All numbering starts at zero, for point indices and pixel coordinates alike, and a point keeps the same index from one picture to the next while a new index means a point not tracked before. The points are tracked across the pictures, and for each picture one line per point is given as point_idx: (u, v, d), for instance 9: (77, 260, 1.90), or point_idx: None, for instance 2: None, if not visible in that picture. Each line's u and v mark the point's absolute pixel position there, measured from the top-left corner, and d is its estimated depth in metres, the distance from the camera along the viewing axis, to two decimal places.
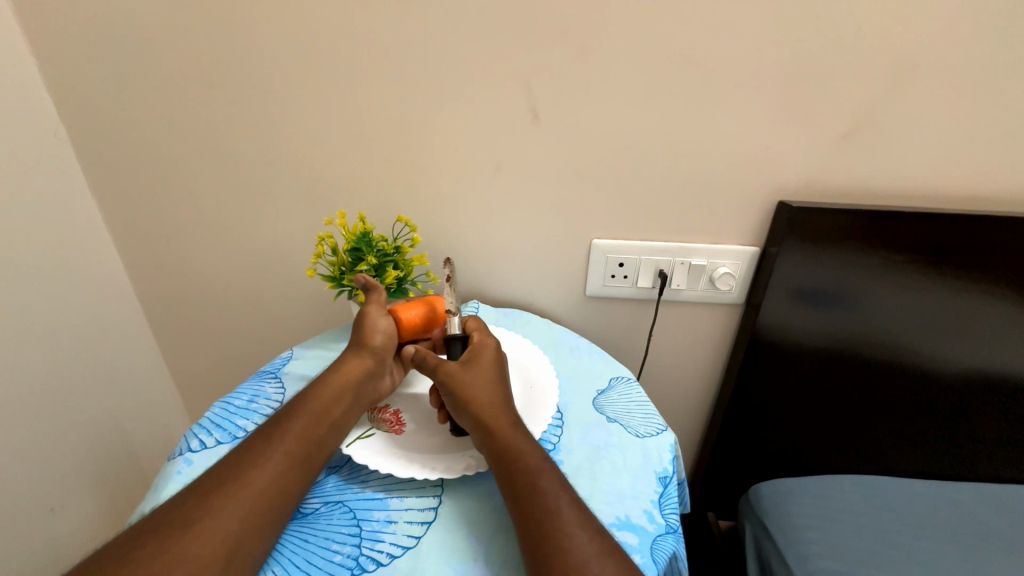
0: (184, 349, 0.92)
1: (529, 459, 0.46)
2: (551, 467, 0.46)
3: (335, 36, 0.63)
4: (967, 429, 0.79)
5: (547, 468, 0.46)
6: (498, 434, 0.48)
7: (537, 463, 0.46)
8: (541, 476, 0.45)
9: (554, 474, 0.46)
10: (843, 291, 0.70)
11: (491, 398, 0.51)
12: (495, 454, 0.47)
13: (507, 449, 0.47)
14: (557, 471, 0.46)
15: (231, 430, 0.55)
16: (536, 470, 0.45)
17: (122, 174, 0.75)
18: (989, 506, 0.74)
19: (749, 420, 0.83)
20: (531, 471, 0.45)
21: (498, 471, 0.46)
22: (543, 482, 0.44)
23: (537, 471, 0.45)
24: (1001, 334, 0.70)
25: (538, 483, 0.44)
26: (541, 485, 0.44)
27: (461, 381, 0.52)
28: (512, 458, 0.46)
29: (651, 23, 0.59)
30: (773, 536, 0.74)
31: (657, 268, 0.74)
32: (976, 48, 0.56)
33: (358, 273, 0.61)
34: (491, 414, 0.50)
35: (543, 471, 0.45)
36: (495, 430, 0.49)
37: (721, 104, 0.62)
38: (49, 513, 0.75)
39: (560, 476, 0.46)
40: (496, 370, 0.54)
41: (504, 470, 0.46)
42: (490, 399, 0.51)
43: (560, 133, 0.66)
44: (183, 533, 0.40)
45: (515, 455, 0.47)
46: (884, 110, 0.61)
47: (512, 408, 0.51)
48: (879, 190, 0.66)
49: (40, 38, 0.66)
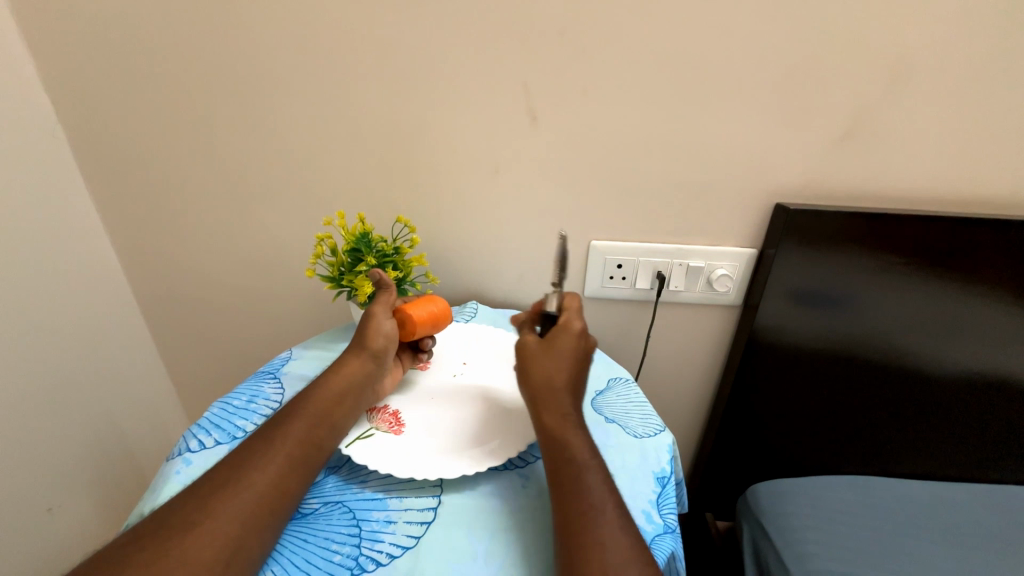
0: (181, 350, 0.91)
1: (578, 451, 0.46)
2: (599, 464, 0.46)
3: (333, 37, 0.63)
4: (964, 429, 0.80)
5: (595, 465, 0.46)
6: (553, 420, 0.49)
7: (585, 458, 0.46)
8: (587, 471, 0.45)
9: (600, 472, 0.45)
10: (841, 293, 0.70)
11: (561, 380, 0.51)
12: (550, 439, 0.48)
13: (561, 437, 0.48)
14: (602, 469, 0.46)
15: (230, 431, 0.55)
16: (584, 464, 0.46)
17: (120, 174, 0.75)
18: (985, 507, 0.75)
19: (747, 421, 0.83)
20: (580, 464, 0.46)
21: (549, 454, 0.47)
22: (589, 478, 0.45)
23: (584, 466, 0.45)
24: (997, 335, 0.71)
25: (583, 478, 0.45)
26: (586, 480, 0.44)
27: (539, 359, 0.52)
28: (563, 448, 0.47)
29: (648, 26, 0.59)
30: (771, 536, 0.74)
31: (655, 270, 0.74)
32: (968, 54, 0.57)
33: (371, 267, 0.61)
34: (558, 398, 0.50)
35: (590, 467, 0.45)
36: (551, 415, 0.49)
37: (718, 107, 0.63)
38: (46, 514, 0.75)
39: (606, 475, 0.46)
40: (575, 356, 0.53)
41: (553, 457, 0.47)
42: (560, 383, 0.51)
43: (558, 135, 0.67)
44: (184, 534, 0.41)
45: (567, 446, 0.47)
46: (879, 113, 0.61)
47: (573, 396, 0.51)
48: (873, 193, 0.66)
49: (38, 37, 0.65)
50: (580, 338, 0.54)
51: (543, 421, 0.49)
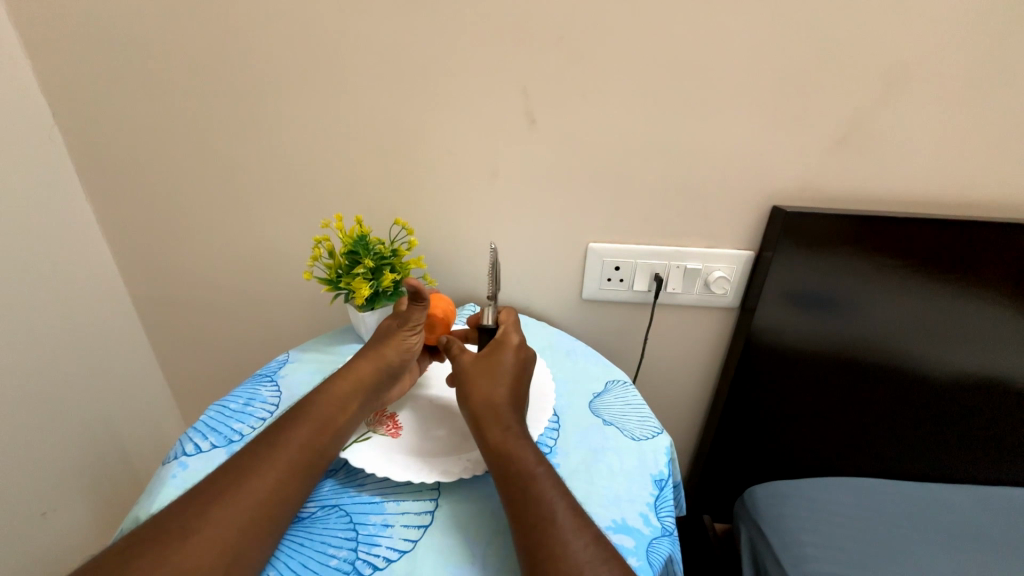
0: (178, 352, 0.91)
1: (523, 463, 0.46)
2: (547, 472, 0.46)
3: (332, 39, 0.63)
4: (959, 430, 0.80)
5: (543, 472, 0.46)
6: (494, 435, 0.48)
7: (532, 468, 0.46)
8: (537, 482, 0.45)
9: (549, 479, 0.45)
10: (837, 295, 0.71)
11: (501, 394, 0.51)
12: (494, 456, 0.47)
13: (505, 451, 0.47)
14: (552, 476, 0.46)
15: (227, 434, 0.55)
16: (534, 475, 0.45)
17: (117, 176, 0.74)
18: (982, 508, 0.75)
19: (745, 422, 0.83)
20: (529, 475, 0.45)
21: (496, 472, 0.47)
22: (539, 488, 0.44)
23: (532, 476, 0.45)
24: (993, 337, 0.71)
25: (532, 489, 0.44)
26: (537, 491, 0.44)
27: (475, 375, 0.53)
28: (510, 462, 0.46)
29: (647, 29, 0.59)
30: (768, 537, 0.74)
31: (653, 272, 0.74)
32: (964, 57, 0.58)
33: (411, 278, 0.55)
34: (496, 414, 0.49)
35: (539, 477, 0.45)
36: (490, 431, 0.49)
37: (716, 109, 0.63)
38: (41, 517, 0.74)
39: (555, 481, 0.45)
40: (514, 370, 0.53)
41: (501, 474, 0.46)
42: (498, 398, 0.51)
43: (556, 137, 0.67)
44: (182, 540, 0.40)
45: (513, 460, 0.46)
46: (876, 117, 0.62)
47: (515, 409, 0.51)
48: (870, 195, 0.67)
49: (36, 39, 0.65)
50: (517, 352, 0.55)
51: (483, 440, 0.49)
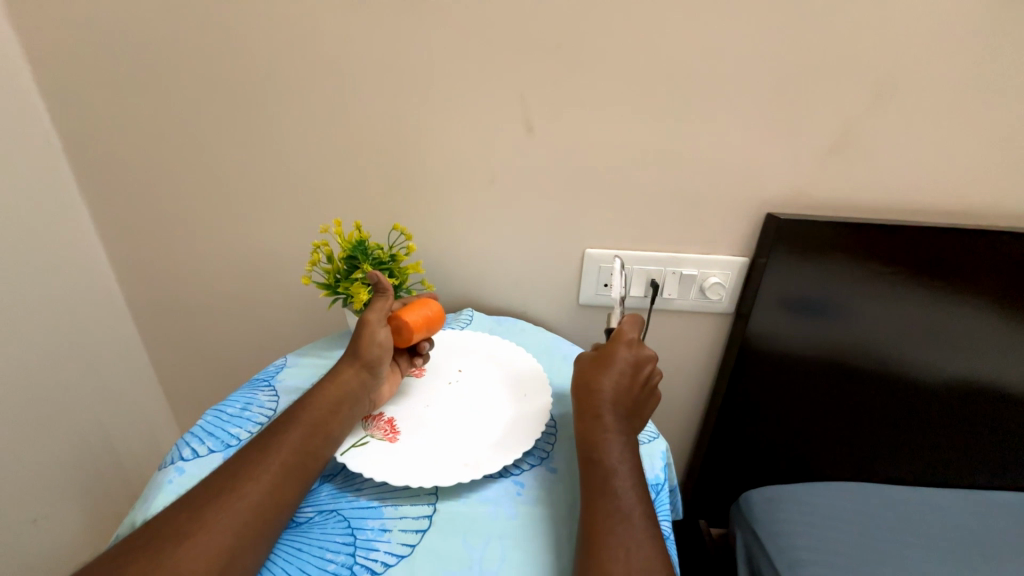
0: (172, 356, 0.90)
1: (610, 456, 0.48)
2: (629, 471, 0.47)
3: (332, 47, 0.64)
4: (951, 436, 0.81)
5: (625, 470, 0.47)
6: (593, 423, 0.51)
7: (615, 463, 0.48)
8: (615, 475, 0.47)
9: (631, 478, 0.47)
10: (830, 301, 0.71)
11: (608, 387, 0.53)
12: (589, 441, 0.50)
13: (596, 438, 0.50)
14: (634, 475, 0.47)
15: (224, 439, 0.55)
16: (617, 469, 0.47)
17: (113, 179, 0.74)
18: (975, 514, 0.76)
19: (741, 427, 0.83)
20: (611, 467, 0.47)
21: (584, 455, 0.50)
22: (617, 483, 0.46)
23: (612, 470, 0.47)
24: (983, 342, 0.72)
25: (610, 482, 0.46)
26: (615, 486, 0.46)
27: (590, 367, 0.56)
28: (598, 450, 0.49)
29: (643, 40, 0.61)
30: (764, 544, 0.74)
31: (649, 278, 0.75)
32: (949, 70, 0.59)
33: (369, 270, 0.59)
34: (598, 403, 0.52)
35: (620, 473, 0.47)
36: (592, 417, 0.51)
37: (709, 118, 0.64)
38: (32, 524, 0.73)
39: (635, 481, 0.47)
40: (628, 370, 0.55)
41: (587, 459, 0.49)
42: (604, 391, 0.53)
43: (553, 144, 0.67)
44: (178, 544, 0.40)
45: (601, 447, 0.49)
46: (865, 127, 0.63)
47: (623, 408, 0.52)
48: (861, 204, 0.68)
49: (35, 43, 0.65)
50: (638, 354, 0.57)
51: (582, 425, 0.52)
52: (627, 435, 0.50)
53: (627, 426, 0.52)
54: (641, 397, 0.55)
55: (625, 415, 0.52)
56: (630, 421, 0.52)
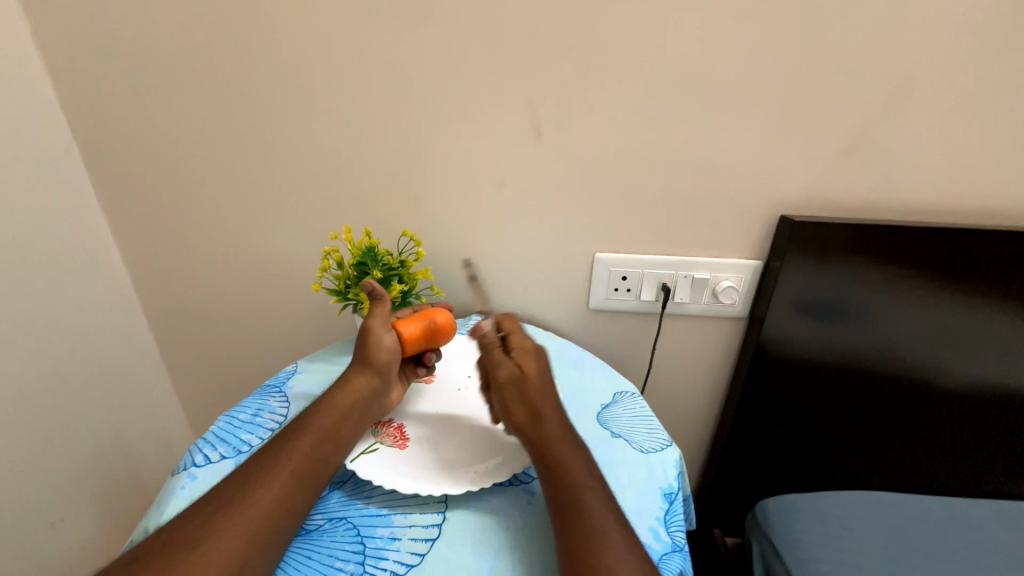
0: (187, 362, 0.92)
1: (574, 474, 0.46)
2: (597, 484, 0.46)
3: (342, 56, 0.64)
4: (975, 443, 0.78)
5: (593, 483, 0.46)
6: (547, 446, 0.49)
7: (582, 478, 0.46)
8: (585, 493, 0.45)
9: (600, 490, 0.46)
10: (846, 304, 0.70)
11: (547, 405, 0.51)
12: (547, 466, 0.48)
13: (555, 459, 0.48)
14: (602, 487, 0.46)
15: (236, 445, 0.55)
16: (584, 486, 0.45)
17: (130, 189, 0.76)
18: (1001, 524, 0.73)
19: (755, 434, 0.82)
20: (579, 487, 0.45)
21: (546, 480, 0.47)
22: (587, 501, 0.44)
23: (581, 486, 0.45)
24: (1007, 347, 0.70)
25: (583, 499, 0.44)
26: (586, 503, 0.44)
27: (513, 387, 0.53)
28: (559, 471, 0.47)
29: (652, 42, 0.60)
30: (782, 555, 0.72)
31: (660, 282, 0.74)
32: (969, 67, 0.58)
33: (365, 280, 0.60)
34: (541, 421, 0.50)
35: (589, 487, 0.45)
36: (544, 442, 0.49)
37: (720, 120, 0.63)
38: (50, 527, 0.75)
39: (606, 492, 0.46)
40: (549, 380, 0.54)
41: (551, 483, 0.47)
42: (542, 410, 0.51)
43: (562, 148, 0.67)
44: (189, 551, 0.41)
45: (563, 468, 0.47)
46: (882, 126, 0.62)
47: (566, 420, 0.51)
48: (879, 205, 0.66)
49: (57, 57, 0.67)
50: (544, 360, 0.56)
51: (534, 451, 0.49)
52: (583, 445, 0.49)
53: (576, 437, 0.50)
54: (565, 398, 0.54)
55: (569, 426, 0.51)
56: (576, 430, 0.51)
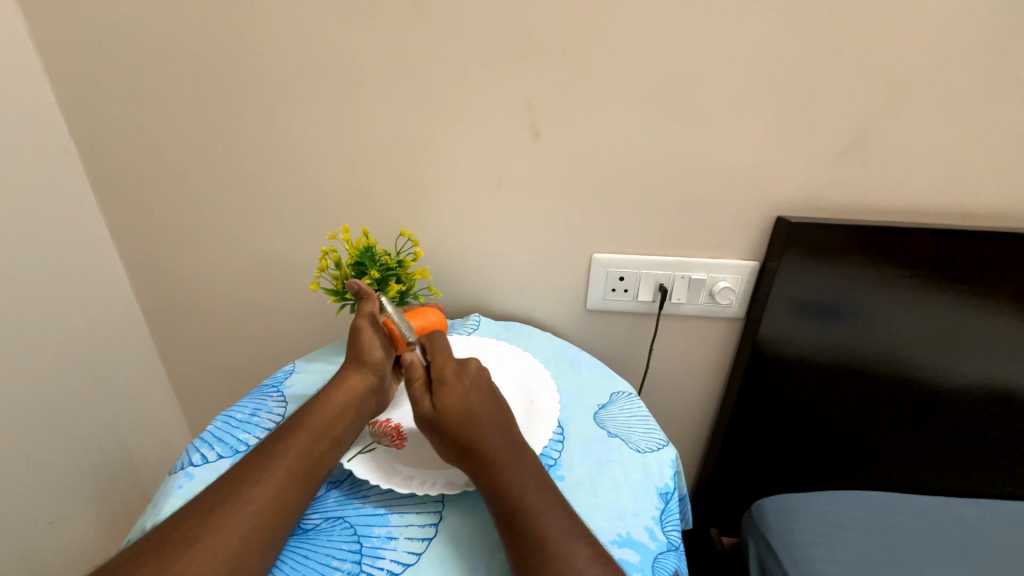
0: (185, 361, 0.92)
1: (513, 495, 0.45)
2: (540, 496, 0.45)
3: (342, 56, 0.65)
4: (970, 442, 0.79)
5: (534, 499, 0.45)
6: (483, 472, 0.47)
7: (523, 497, 0.45)
8: (528, 510, 0.44)
9: (544, 502, 0.45)
10: (840, 305, 0.70)
11: (476, 429, 0.49)
12: (488, 492, 0.47)
13: (493, 483, 0.46)
14: (546, 499, 0.45)
15: (234, 445, 0.55)
16: (525, 504, 0.45)
17: (129, 188, 0.76)
18: (995, 523, 0.74)
19: (752, 434, 0.82)
20: (520, 506, 0.45)
21: (491, 505, 0.46)
22: (531, 519, 0.44)
23: (522, 506, 0.45)
24: (1002, 347, 0.70)
25: (528, 518, 0.44)
26: (530, 521, 0.44)
27: (437, 420, 0.50)
28: (500, 495, 0.46)
29: (650, 44, 0.60)
30: (778, 555, 0.72)
31: (657, 283, 0.74)
32: (966, 70, 0.58)
33: (350, 280, 0.60)
34: (472, 449, 0.48)
35: (529, 504, 0.45)
36: (479, 470, 0.47)
37: (718, 121, 0.64)
38: (48, 526, 0.75)
39: (549, 501, 0.45)
40: (476, 399, 0.51)
41: (496, 507, 0.46)
42: (469, 436, 0.48)
43: (561, 149, 0.67)
44: (184, 551, 0.41)
45: (503, 491, 0.46)
46: (879, 128, 0.62)
47: (499, 438, 0.49)
48: (875, 206, 0.67)
49: (55, 56, 0.67)
50: (468, 378, 0.53)
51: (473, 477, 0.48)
52: (522, 459, 0.48)
53: (511, 452, 0.48)
54: (506, 407, 0.52)
55: (504, 443, 0.49)
56: (516, 442, 0.49)
